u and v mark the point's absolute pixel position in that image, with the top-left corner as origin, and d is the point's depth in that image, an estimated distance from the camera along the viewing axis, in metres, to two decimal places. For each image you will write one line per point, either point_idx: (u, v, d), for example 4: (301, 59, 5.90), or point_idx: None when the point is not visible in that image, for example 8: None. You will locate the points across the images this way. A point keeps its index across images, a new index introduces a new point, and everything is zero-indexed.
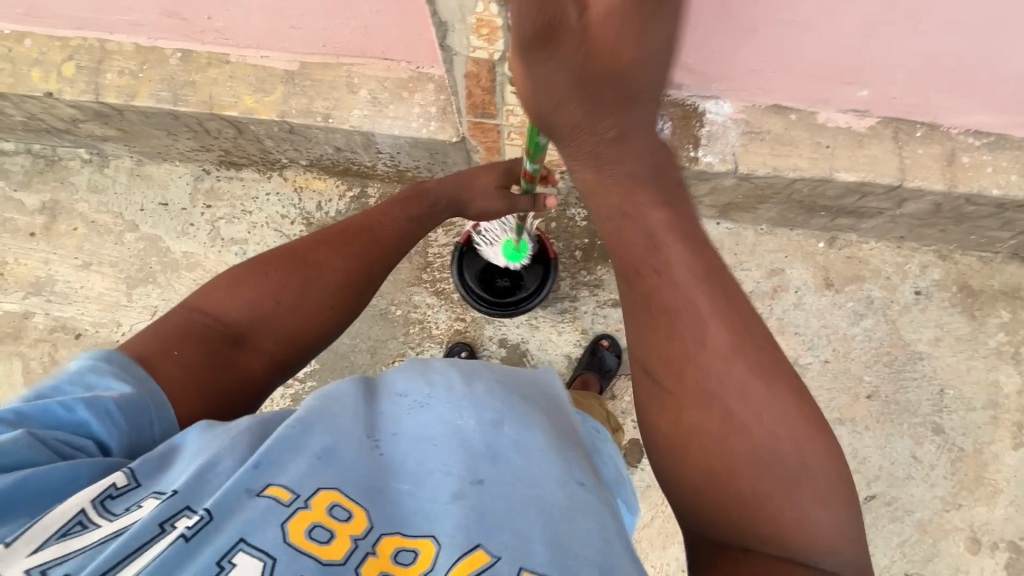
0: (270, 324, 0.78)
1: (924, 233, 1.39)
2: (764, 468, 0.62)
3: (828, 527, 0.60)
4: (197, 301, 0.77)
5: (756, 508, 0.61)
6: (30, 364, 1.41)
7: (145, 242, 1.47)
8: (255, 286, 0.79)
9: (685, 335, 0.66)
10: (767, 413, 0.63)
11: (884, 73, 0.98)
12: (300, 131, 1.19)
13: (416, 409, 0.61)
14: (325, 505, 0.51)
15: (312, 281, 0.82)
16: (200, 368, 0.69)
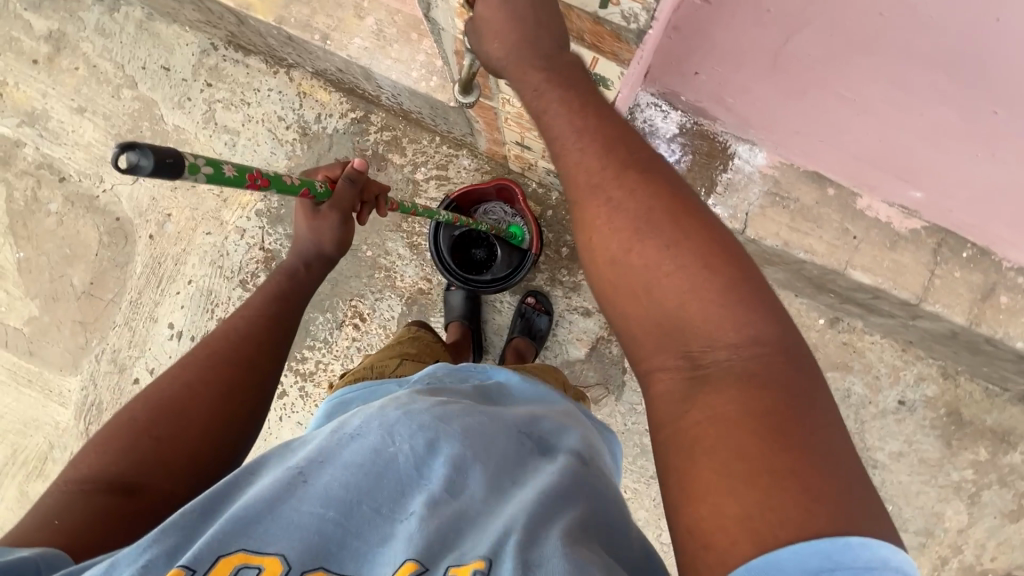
0: (166, 457, 0.64)
1: (934, 346, 1.26)
2: (674, 288, 0.48)
3: (756, 329, 0.47)
4: (67, 474, 0.62)
5: (674, 330, 0.49)
6: (15, 192, 1.45)
7: (140, 104, 1.43)
8: (122, 434, 0.64)
9: (577, 169, 0.53)
10: (664, 217, 0.50)
11: (945, 183, 0.83)
12: (298, 43, 1.09)
13: (343, 441, 0.55)
14: (228, 573, 0.44)
15: (184, 405, 0.68)
16: (90, 525, 0.56)
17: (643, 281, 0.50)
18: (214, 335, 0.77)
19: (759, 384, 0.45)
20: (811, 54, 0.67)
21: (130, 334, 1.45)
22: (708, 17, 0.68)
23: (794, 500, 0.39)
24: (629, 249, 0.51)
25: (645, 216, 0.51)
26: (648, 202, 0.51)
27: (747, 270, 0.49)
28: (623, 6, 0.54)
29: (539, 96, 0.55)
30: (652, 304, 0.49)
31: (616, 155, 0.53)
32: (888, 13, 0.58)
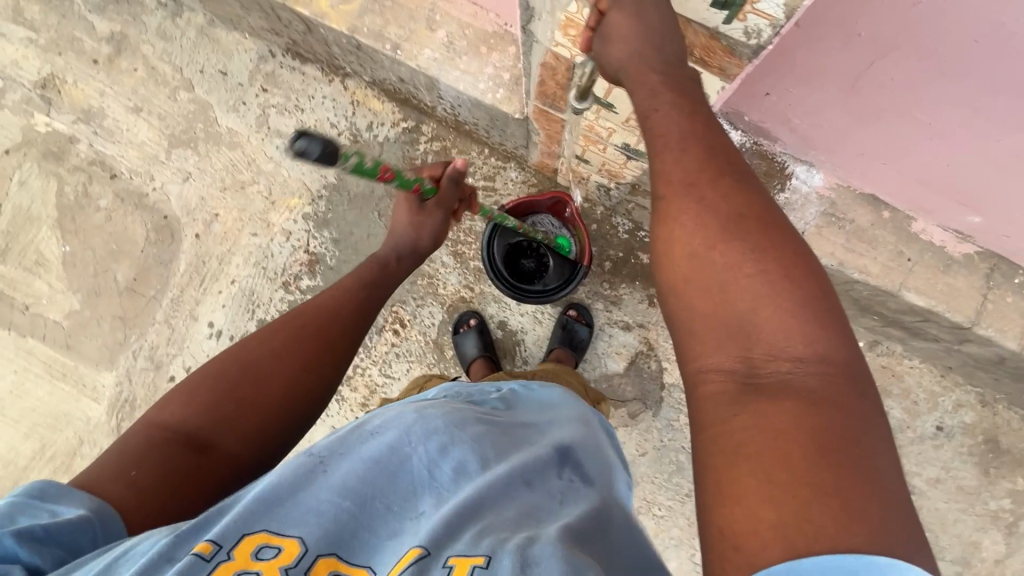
0: (235, 423, 0.69)
1: (974, 372, 1.26)
2: (746, 292, 0.49)
3: (822, 349, 0.47)
4: (153, 417, 0.68)
5: (739, 335, 0.49)
6: (66, 187, 1.47)
7: (196, 106, 1.46)
8: (209, 392, 0.70)
9: (671, 171, 0.56)
10: (740, 230, 0.52)
11: (1009, 209, 0.85)
12: (366, 51, 1.12)
13: (362, 440, 0.57)
14: (250, 551, 0.46)
15: (268, 376, 0.73)
16: (171, 476, 0.62)
17: (715, 281, 0.51)
18: (302, 312, 0.83)
19: (816, 402, 0.45)
20: (893, 78, 0.70)
21: (169, 331, 1.45)
22: (795, 41, 0.70)
23: (832, 511, 0.39)
24: (707, 253, 0.52)
25: (726, 223, 0.52)
26: (726, 212, 0.53)
27: (821, 295, 0.50)
28: (747, 23, 0.57)
29: (655, 100, 0.59)
30: (722, 303, 0.50)
31: (704, 167, 0.55)
32: (983, 40, 0.60)
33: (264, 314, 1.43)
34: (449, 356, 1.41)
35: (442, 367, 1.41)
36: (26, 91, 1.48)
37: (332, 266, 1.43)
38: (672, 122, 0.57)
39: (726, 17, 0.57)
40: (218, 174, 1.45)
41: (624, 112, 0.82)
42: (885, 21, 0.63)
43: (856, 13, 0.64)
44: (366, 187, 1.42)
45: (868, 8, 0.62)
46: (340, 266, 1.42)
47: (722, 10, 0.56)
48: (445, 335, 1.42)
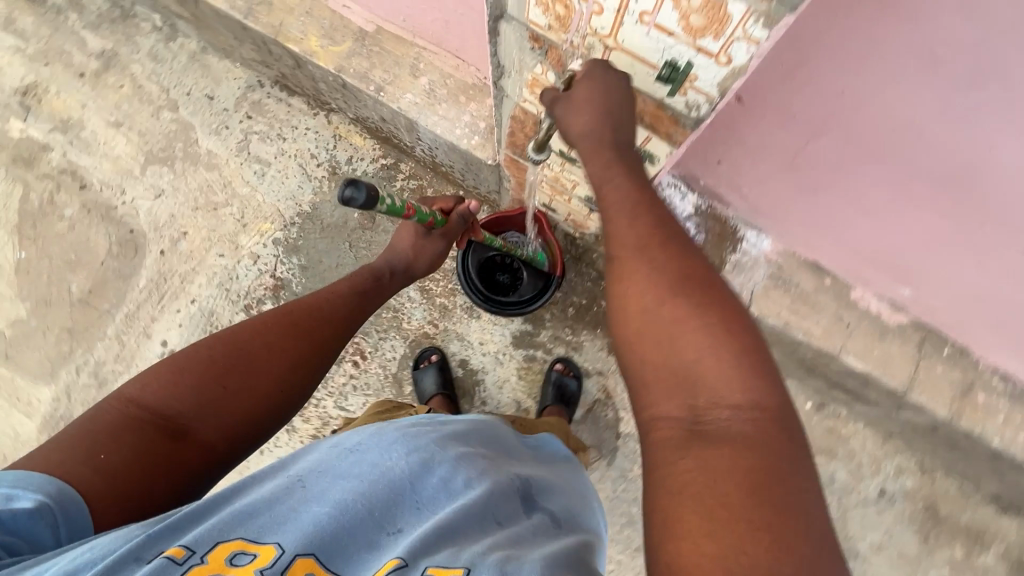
0: (218, 411, 0.69)
1: (913, 439, 1.31)
2: (691, 348, 0.50)
3: (761, 400, 0.47)
4: (131, 390, 0.67)
5: (683, 381, 0.49)
6: (31, 194, 1.45)
7: (178, 126, 1.48)
8: (196, 373, 0.69)
9: (624, 236, 0.59)
10: (679, 287, 0.53)
11: (936, 283, 0.91)
12: (350, 90, 1.17)
13: (343, 456, 0.58)
14: (224, 558, 0.46)
15: (256, 367, 0.74)
16: (141, 459, 0.62)
17: (664, 329, 0.51)
18: (296, 306, 0.84)
19: (754, 447, 0.44)
20: (825, 157, 0.77)
21: (119, 347, 1.41)
22: (738, 115, 0.77)
23: (767, 556, 0.38)
24: (655, 304, 0.53)
25: (672, 280, 0.54)
26: (669, 269, 0.55)
27: (757, 348, 0.50)
28: (687, 97, 0.57)
29: (609, 175, 0.62)
30: (670, 351, 0.51)
31: (651, 229, 0.58)
32: (895, 132, 0.67)
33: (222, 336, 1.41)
34: (407, 392, 1.40)
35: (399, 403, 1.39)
36: (6, 97, 1.48)
37: (297, 292, 1.42)
38: (620, 193, 0.61)
39: (669, 89, 0.57)
40: (192, 193, 1.46)
41: None
42: (813, 108, 0.70)
43: (788, 98, 0.70)
44: (339, 217, 1.44)
45: (798, 94, 0.69)
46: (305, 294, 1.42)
47: (666, 84, 0.56)
48: (405, 370, 1.41)
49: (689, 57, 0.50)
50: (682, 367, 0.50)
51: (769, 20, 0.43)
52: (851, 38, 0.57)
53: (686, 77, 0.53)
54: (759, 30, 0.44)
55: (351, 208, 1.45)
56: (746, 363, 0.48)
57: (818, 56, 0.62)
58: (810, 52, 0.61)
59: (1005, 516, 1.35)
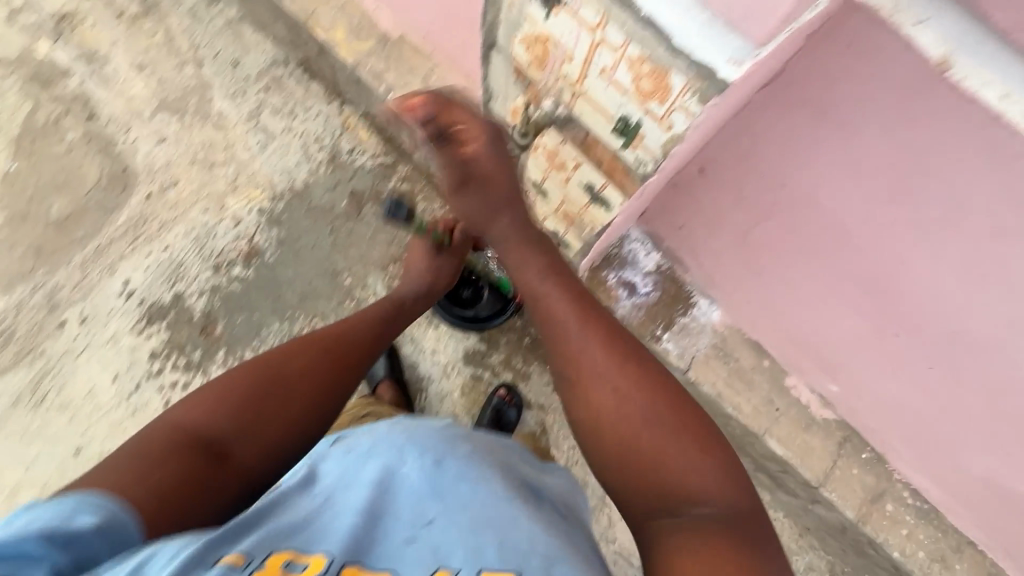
0: (257, 435, 0.70)
1: (827, 539, 1.31)
2: (632, 429, 0.57)
3: (724, 485, 0.55)
4: (177, 414, 0.67)
5: (653, 468, 0.56)
6: (38, 112, 1.49)
7: (197, 82, 1.53)
8: (235, 404, 0.69)
9: (550, 307, 0.64)
10: (624, 366, 0.60)
11: (860, 386, 0.95)
12: (363, 86, 1.24)
13: (358, 461, 0.59)
14: (278, 566, 0.48)
15: (290, 396, 0.73)
16: (187, 483, 0.62)
17: (623, 424, 0.58)
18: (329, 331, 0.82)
19: (713, 503, 0.54)
20: (771, 242, 0.84)
21: (80, 276, 1.42)
22: (700, 187, 0.85)
23: None
24: (616, 399, 0.58)
25: (616, 366, 0.60)
26: (603, 348, 0.61)
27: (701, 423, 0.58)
28: (636, 153, 0.66)
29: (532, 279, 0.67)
30: (631, 445, 0.57)
31: (563, 290, 0.65)
32: (829, 230, 0.75)
33: (186, 287, 1.42)
34: None
35: None
36: (42, 19, 1.54)
37: (269, 263, 1.45)
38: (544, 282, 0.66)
39: (622, 142, 0.66)
40: (193, 147, 1.50)
41: (553, 203, 0.90)
42: (762, 193, 0.78)
43: (742, 180, 0.79)
44: (327, 202, 1.49)
45: (750, 178, 0.78)
46: (276, 266, 1.45)
47: (620, 137, 0.65)
48: None
49: (640, 116, 0.61)
50: (642, 450, 0.57)
51: (703, 94, 0.54)
52: (792, 139, 0.69)
53: (637, 134, 0.63)
54: (695, 103, 0.55)
55: (341, 196, 1.49)
56: (684, 427, 0.57)
57: (768, 145, 0.72)
58: (763, 142, 0.72)
59: None
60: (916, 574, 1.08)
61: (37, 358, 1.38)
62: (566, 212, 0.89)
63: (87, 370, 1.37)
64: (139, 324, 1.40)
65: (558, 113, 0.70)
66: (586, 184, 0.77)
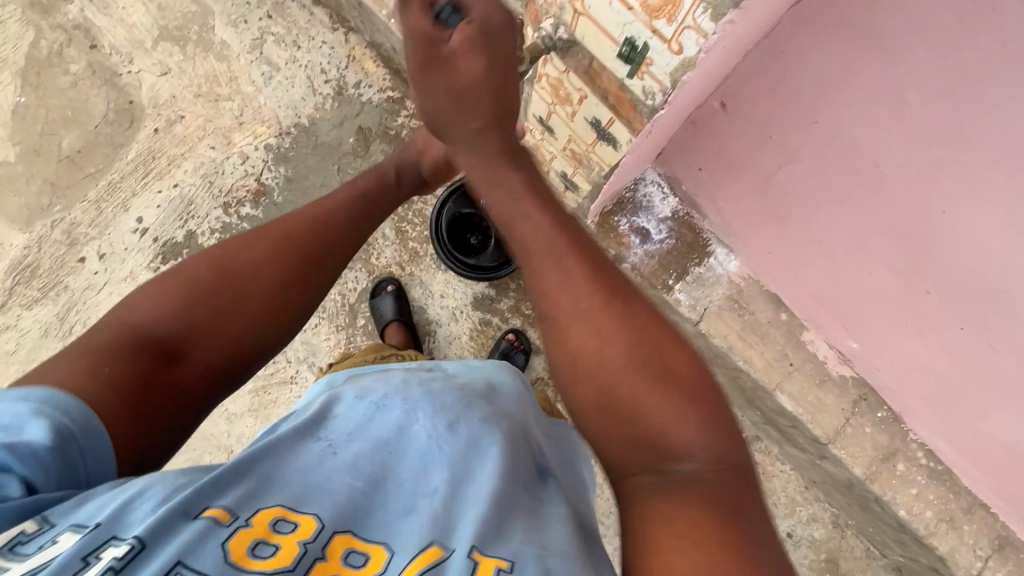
0: (209, 329, 0.64)
1: (833, 491, 1.28)
2: (632, 386, 0.48)
3: (715, 441, 0.47)
4: (128, 313, 0.62)
5: (628, 417, 0.48)
6: (41, 41, 1.45)
7: (198, 9, 1.46)
8: (179, 299, 0.63)
9: (554, 278, 0.51)
10: (610, 308, 0.50)
11: (884, 345, 0.89)
12: (366, 11, 1.16)
13: (369, 412, 0.56)
14: (268, 522, 0.43)
15: (239, 293, 0.66)
16: (140, 380, 0.57)
17: (625, 407, 0.48)
18: (279, 223, 0.74)
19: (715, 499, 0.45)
20: (797, 188, 0.76)
21: (96, 213, 1.43)
22: (721, 125, 0.78)
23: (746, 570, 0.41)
24: (597, 338, 0.50)
25: (629, 335, 0.49)
26: (603, 327, 0.50)
27: (693, 376, 0.49)
28: (644, 82, 0.59)
29: (514, 207, 0.54)
30: (631, 425, 0.48)
31: (579, 252, 0.52)
32: (861, 174, 0.68)
33: (198, 226, 1.42)
34: (358, 324, 1.41)
35: (347, 333, 1.40)
36: None
37: (277, 202, 1.43)
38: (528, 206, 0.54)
39: (629, 71, 0.58)
40: (197, 80, 1.45)
41: (561, 139, 0.83)
42: (789, 130, 0.71)
43: (767, 116, 0.72)
44: (334, 139, 1.44)
45: (779, 111, 0.70)
46: (285, 206, 1.42)
47: (626, 64, 0.58)
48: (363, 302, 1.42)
49: (646, 38, 0.53)
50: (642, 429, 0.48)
51: (716, 10, 0.46)
52: (816, 72, 0.63)
53: (644, 59, 0.56)
54: (707, 21, 0.47)
55: (347, 132, 1.44)
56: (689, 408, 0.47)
57: (804, 72, 0.64)
58: (800, 70, 0.64)
59: None
60: (921, 533, 1.05)
61: (61, 293, 1.41)
62: (574, 151, 0.83)
63: (108, 304, 1.41)
64: (154, 261, 1.42)
65: (559, 36, 0.62)
66: (592, 120, 0.70)
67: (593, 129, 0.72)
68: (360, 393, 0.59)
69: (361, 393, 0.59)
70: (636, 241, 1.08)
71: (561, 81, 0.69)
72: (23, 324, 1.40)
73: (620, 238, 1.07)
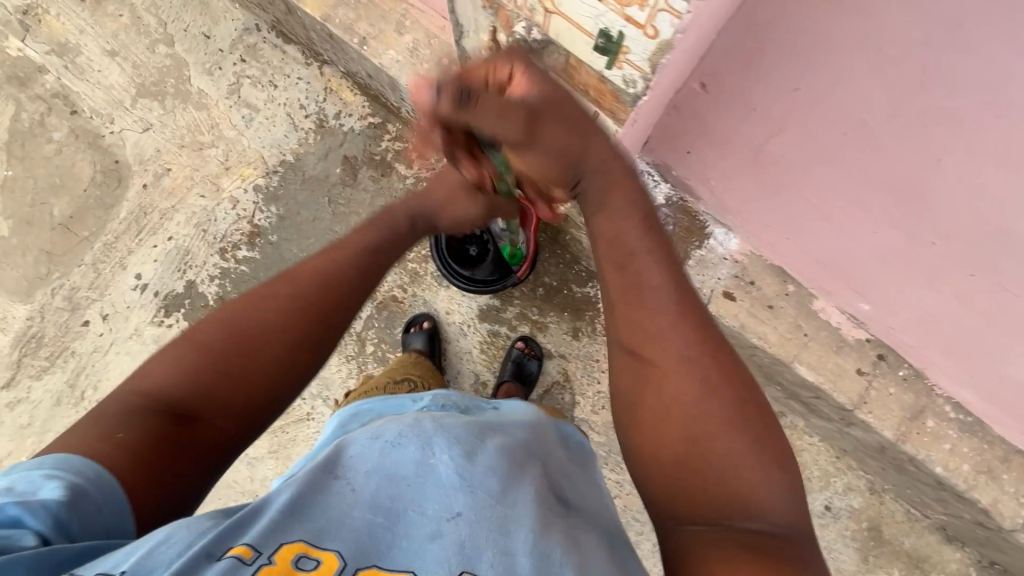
0: (220, 393, 0.61)
1: (866, 458, 1.27)
2: (694, 402, 0.56)
3: (790, 511, 0.52)
4: (138, 385, 0.61)
5: (698, 451, 0.55)
6: (22, 113, 1.46)
7: (173, 62, 1.47)
8: (191, 364, 0.62)
9: (625, 270, 0.63)
10: (719, 361, 0.58)
11: (896, 301, 0.89)
12: (337, 42, 1.16)
13: (384, 449, 0.55)
14: (291, 560, 0.45)
15: (258, 342, 0.65)
16: (142, 451, 0.55)
17: (690, 428, 0.56)
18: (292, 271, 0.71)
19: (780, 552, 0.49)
20: (785, 157, 0.76)
21: (94, 275, 1.43)
22: (703, 104, 0.78)
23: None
24: (697, 384, 0.57)
25: (710, 375, 0.57)
26: (683, 344, 0.59)
27: (782, 451, 0.56)
28: (625, 71, 0.60)
29: (614, 229, 0.65)
30: (693, 440, 0.55)
31: (659, 273, 0.62)
32: (851, 133, 0.67)
33: (196, 273, 1.42)
34: (367, 352, 1.40)
35: (358, 361, 1.39)
36: (6, 15, 1.48)
37: (273, 242, 1.43)
38: (631, 234, 0.64)
39: (607, 62, 0.59)
40: (179, 131, 1.46)
41: None
42: (773, 101, 0.71)
43: (749, 87, 0.71)
44: (321, 171, 1.44)
45: (761, 83, 0.70)
46: (280, 244, 1.43)
47: (602, 55, 0.58)
48: (370, 330, 1.41)
49: (620, 27, 0.53)
50: (710, 456, 0.54)
51: None
52: (818, 26, 0.60)
53: (620, 48, 0.56)
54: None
55: (334, 163, 1.44)
56: (767, 459, 0.54)
57: (783, 42, 0.63)
58: (785, 42, 0.63)
59: (953, 551, 1.28)
60: (962, 489, 1.03)
61: (69, 359, 1.41)
62: None
63: (116, 364, 1.40)
64: (157, 315, 1.41)
65: (533, 37, 0.63)
66: None
67: None
68: (374, 426, 0.58)
69: (376, 427, 0.58)
70: None
71: None
72: (34, 395, 1.40)
73: None
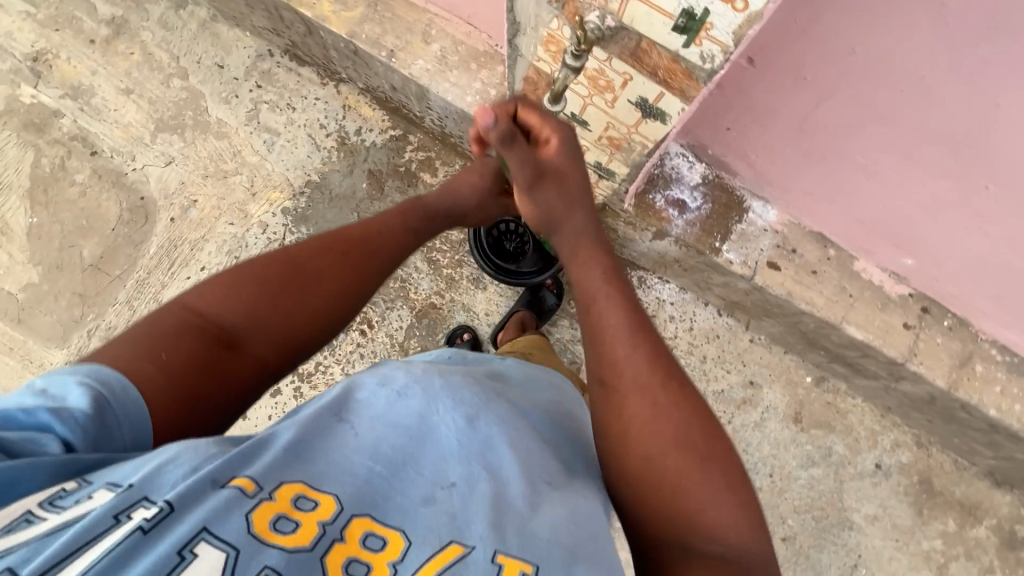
0: (266, 328, 0.65)
1: (912, 413, 1.30)
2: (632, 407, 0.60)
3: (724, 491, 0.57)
4: (190, 300, 0.63)
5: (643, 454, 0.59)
6: (42, 158, 1.46)
7: (189, 94, 1.48)
8: (253, 291, 0.65)
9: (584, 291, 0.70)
10: (667, 388, 0.60)
11: (941, 250, 0.93)
12: (362, 56, 1.18)
13: (390, 399, 0.56)
14: (290, 497, 0.45)
15: (310, 286, 0.69)
16: (174, 372, 0.56)
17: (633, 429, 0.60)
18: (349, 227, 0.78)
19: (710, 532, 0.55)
20: (835, 121, 0.80)
21: (129, 313, 1.42)
22: (749, 78, 0.81)
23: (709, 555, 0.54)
24: (635, 382, 0.61)
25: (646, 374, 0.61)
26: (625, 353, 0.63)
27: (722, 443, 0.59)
28: (702, 48, 0.62)
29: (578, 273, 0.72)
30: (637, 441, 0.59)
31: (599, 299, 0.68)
32: (907, 89, 0.70)
33: None
34: None
35: None
36: (16, 62, 1.49)
37: None
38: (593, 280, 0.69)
39: (685, 41, 0.62)
40: (202, 162, 1.47)
41: (596, 131, 0.88)
42: (826, 67, 0.73)
43: (801, 54, 0.73)
44: (347, 187, 1.45)
45: (814, 51, 0.72)
46: None
47: (682, 34, 0.61)
48: (412, 340, 1.41)
49: (705, 5, 0.56)
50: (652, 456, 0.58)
51: None
52: None
53: (703, 25, 0.59)
54: None
55: (359, 178, 1.46)
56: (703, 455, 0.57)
57: (843, 8, 0.64)
58: (843, 8, 0.64)
59: (1005, 495, 1.31)
60: (1017, 428, 1.07)
61: None
62: (611, 138, 0.88)
63: None
64: None
65: (607, 25, 0.64)
66: (638, 99, 0.75)
67: (637, 108, 0.77)
68: (382, 377, 0.59)
69: (384, 377, 0.59)
70: (675, 214, 1.10)
71: (602, 69, 0.73)
72: None
73: (658, 215, 1.09)
